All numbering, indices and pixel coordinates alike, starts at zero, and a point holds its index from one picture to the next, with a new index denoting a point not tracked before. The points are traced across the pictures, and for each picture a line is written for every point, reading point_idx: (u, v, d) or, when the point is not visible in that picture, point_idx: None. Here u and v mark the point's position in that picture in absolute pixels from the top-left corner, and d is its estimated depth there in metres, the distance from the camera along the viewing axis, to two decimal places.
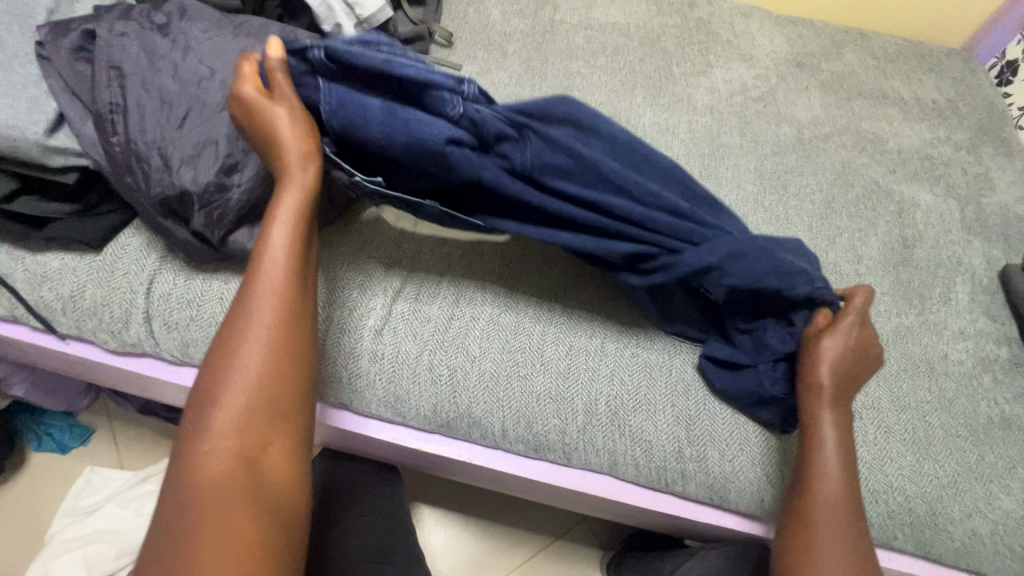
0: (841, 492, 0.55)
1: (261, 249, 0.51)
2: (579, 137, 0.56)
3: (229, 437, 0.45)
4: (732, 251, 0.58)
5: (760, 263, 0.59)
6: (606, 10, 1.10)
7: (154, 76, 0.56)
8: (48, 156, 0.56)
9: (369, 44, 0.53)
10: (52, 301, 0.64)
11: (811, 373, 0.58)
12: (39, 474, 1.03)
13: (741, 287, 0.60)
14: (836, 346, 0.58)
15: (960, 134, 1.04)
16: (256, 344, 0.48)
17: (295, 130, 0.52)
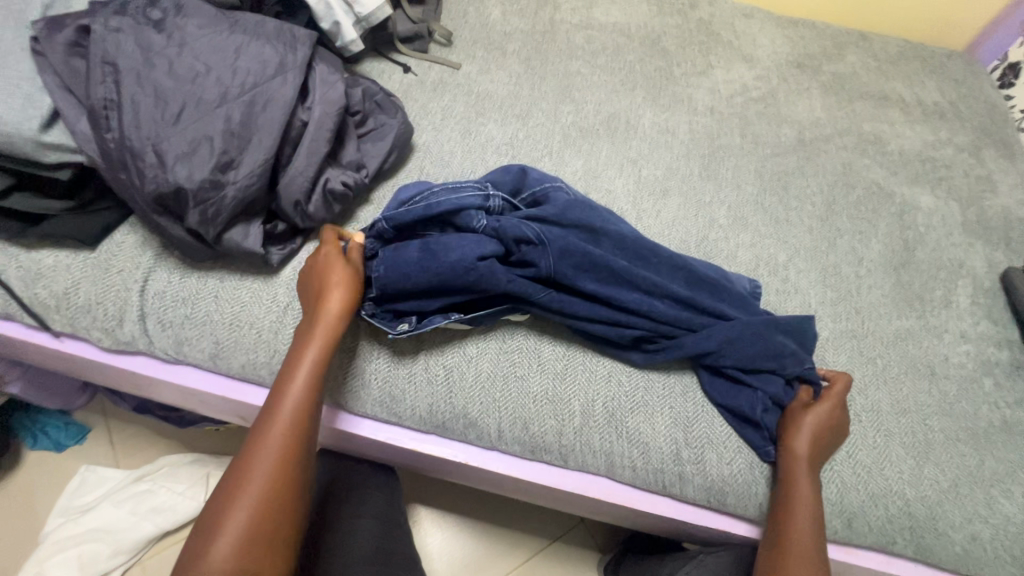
0: (811, 551, 0.56)
1: (285, 380, 0.56)
2: (590, 239, 0.67)
3: (226, 562, 0.47)
4: (727, 338, 0.65)
5: (751, 346, 0.65)
6: (607, 11, 1.10)
7: (150, 72, 0.56)
8: (42, 152, 0.56)
9: (414, 197, 0.68)
10: (45, 298, 0.64)
11: (791, 440, 0.61)
12: (32, 472, 1.02)
13: (737, 369, 0.65)
14: (814, 418, 0.62)
15: (962, 136, 1.03)
16: (269, 466, 0.52)
17: (339, 281, 0.60)
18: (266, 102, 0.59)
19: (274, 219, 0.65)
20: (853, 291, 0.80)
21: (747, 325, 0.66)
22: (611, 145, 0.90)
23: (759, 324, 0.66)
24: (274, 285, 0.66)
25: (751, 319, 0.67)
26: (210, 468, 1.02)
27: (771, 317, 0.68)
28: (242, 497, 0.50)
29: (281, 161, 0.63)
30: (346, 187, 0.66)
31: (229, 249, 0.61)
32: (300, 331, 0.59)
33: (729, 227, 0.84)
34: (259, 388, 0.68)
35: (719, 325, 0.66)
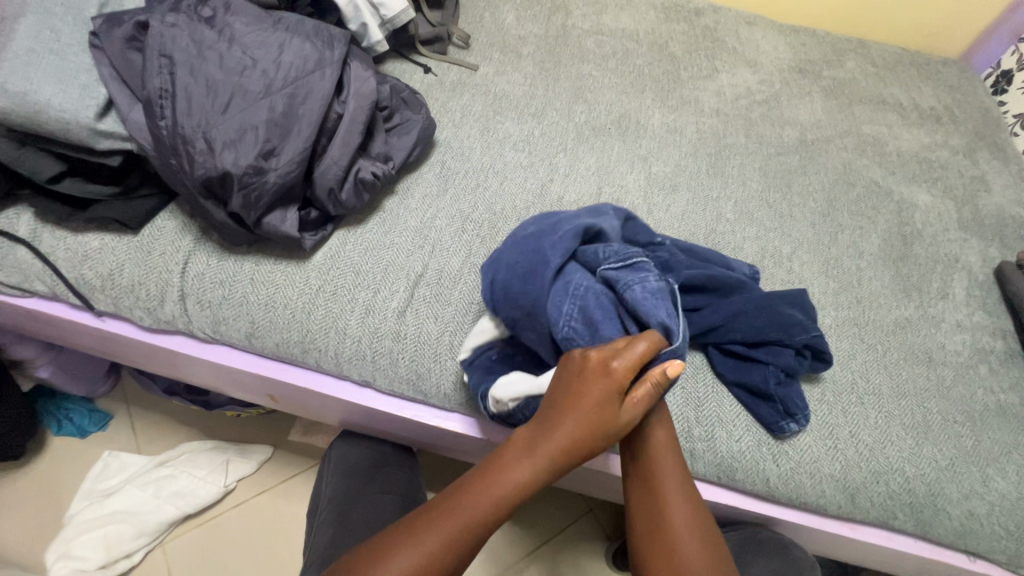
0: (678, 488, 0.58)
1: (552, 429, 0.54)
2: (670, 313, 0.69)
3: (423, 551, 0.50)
4: (733, 312, 0.68)
5: (757, 318, 0.68)
6: (616, 17, 1.14)
7: (202, 64, 0.60)
8: (96, 139, 0.59)
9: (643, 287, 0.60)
10: (91, 279, 0.67)
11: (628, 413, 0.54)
12: (57, 457, 1.04)
13: (746, 341, 0.68)
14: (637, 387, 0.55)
15: (957, 138, 1.08)
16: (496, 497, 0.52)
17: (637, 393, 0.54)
18: (306, 95, 0.63)
19: (308, 206, 0.69)
20: (854, 282, 0.84)
21: (751, 297, 0.69)
22: (622, 143, 0.94)
23: (762, 298, 0.69)
24: (306, 268, 0.69)
25: (755, 293, 0.70)
26: (230, 455, 1.05)
27: (774, 291, 0.71)
28: (457, 516, 0.51)
29: (317, 151, 0.67)
30: (375, 177, 0.70)
31: (268, 233, 0.65)
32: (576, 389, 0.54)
33: (736, 221, 0.88)
34: (291, 366, 0.71)
35: (724, 301, 0.69)
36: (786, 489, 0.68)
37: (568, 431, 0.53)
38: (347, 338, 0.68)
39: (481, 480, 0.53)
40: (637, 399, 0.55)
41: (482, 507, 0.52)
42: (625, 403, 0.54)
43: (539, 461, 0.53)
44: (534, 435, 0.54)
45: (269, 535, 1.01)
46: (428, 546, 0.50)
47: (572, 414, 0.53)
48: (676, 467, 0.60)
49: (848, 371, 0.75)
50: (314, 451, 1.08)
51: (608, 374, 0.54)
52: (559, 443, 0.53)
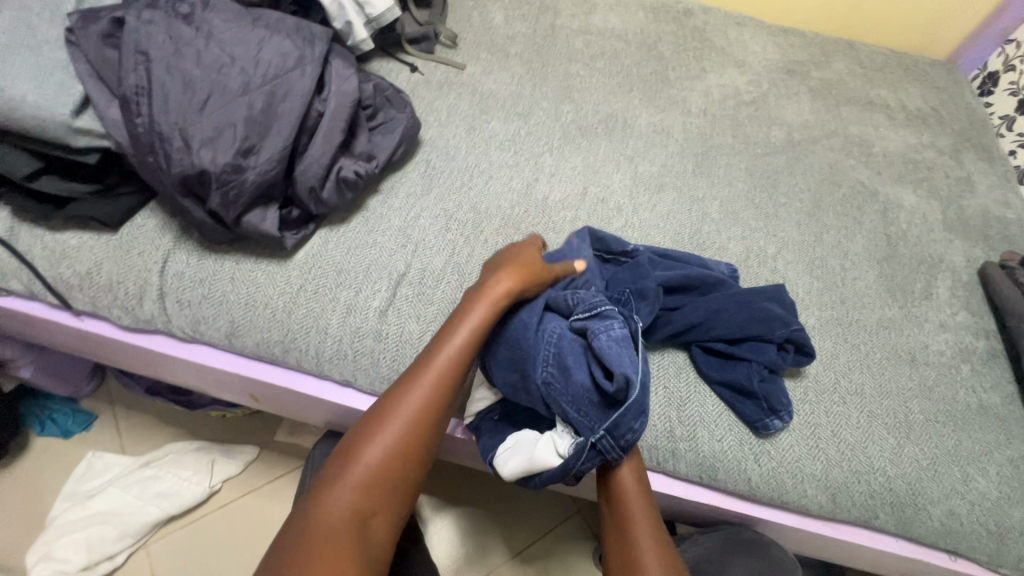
0: (650, 537, 0.59)
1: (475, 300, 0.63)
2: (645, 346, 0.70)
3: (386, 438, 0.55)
4: (713, 310, 0.69)
5: (737, 314, 0.69)
6: (605, 17, 1.14)
7: (178, 61, 0.60)
8: (73, 136, 0.59)
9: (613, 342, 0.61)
10: (69, 278, 0.67)
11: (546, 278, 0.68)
12: (40, 458, 1.03)
13: (728, 338, 0.69)
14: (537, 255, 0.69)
15: (943, 139, 1.08)
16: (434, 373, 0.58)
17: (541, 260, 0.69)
18: (285, 93, 0.63)
19: (289, 205, 0.69)
20: (839, 282, 0.84)
21: (730, 295, 0.70)
22: (609, 143, 0.94)
23: (741, 295, 0.70)
24: (287, 267, 0.69)
25: (733, 291, 0.71)
26: (215, 455, 1.04)
27: (752, 288, 0.72)
28: (405, 398, 0.57)
29: (298, 149, 0.66)
30: (358, 176, 0.70)
31: (248, 231, 0.64)
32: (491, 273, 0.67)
33: (722, 221, 0.88)
34: (272, 366, 0.71)
35: (704, 299, 0.71)
36: (768, 489, 0.68)
37: (479, 304, 0.63)
38: (328, 338, 0.67)
39: (420, 369, 0.59)
40: (528, 263, 0.67)
41: (428, 386, 0.58)
42: (519, 265, 0.66)
43: (464, 334, 0.61)
44: (462, 312, 0.63)
45: (254, 536, 1.00)
46: (391, 428, 0.56)
47: (497, 281, 0.65)
48: (646, 512, 0.61)
49: (832, 370, 0.75)
50: (300, 451, 1.08)
51: (499, 259, 0.69)
52: (476, 315, 0.62)
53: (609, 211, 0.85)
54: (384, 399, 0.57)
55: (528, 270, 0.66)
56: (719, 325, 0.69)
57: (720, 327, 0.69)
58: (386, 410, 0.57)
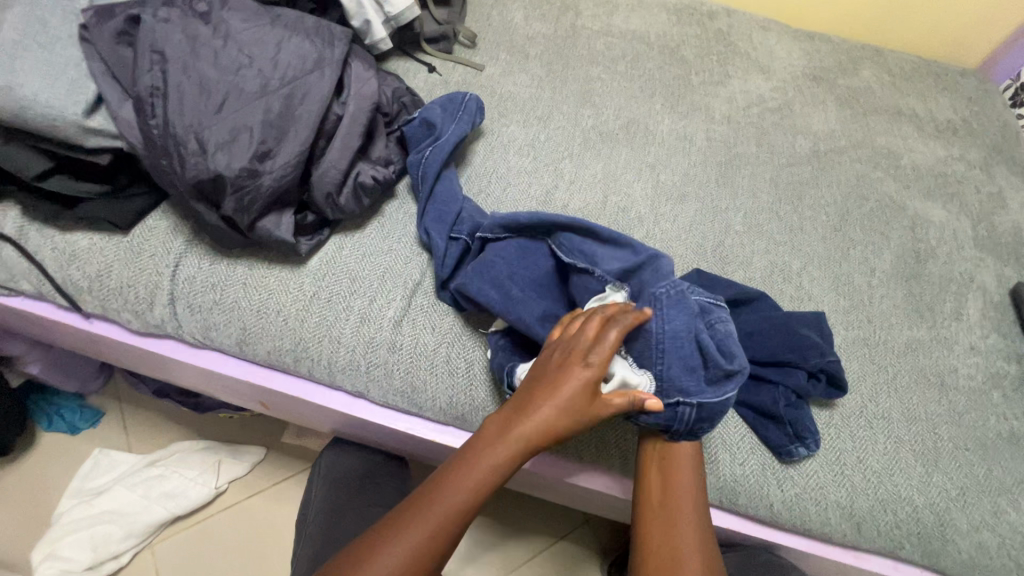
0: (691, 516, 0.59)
1: (542, 391, 0.54)
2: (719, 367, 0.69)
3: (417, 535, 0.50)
4: (748, 331, 0.69)
5: (773, 338, 0.68)
6: (627, 18, 1.12)
7: (195, 62, 0.58)
8: (84, 136, 0.57)
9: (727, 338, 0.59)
10: (79, 280, 0.65)
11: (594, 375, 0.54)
12: (46, 454, 1.03)
13: (760, 361, 0.68)
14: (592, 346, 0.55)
15: (974, 153, 1.05)
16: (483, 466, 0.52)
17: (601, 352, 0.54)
18: (303, 96, 0.61)
19: (305, 210, 0.67)
20: (865, 300, 0.82)
21: (769, 318, 0.69)
22: (630, 149, 0.91)
23: (774, 321, 0.69)
24: (301, 274, 0.67)
25: (777, 315, 0.70)
26: (222, 456, 1.03)
27: (792, 313, 0.71)
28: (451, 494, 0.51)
29: (315, 153, 0.65)
30: (375, 181, 0.68)
31: (262, 237, 0.63)
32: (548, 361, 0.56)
33: (745, 233, 0.85)
34: (284, 374, 0.69)
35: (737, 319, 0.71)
36: (791, 515, 0.66)
37: (546, 397, 0.53)
38: (341, 347, 0.66)
39: (414, 513, 0.51)
40: (579, 407, 0.53)
41: (418, 540, 0.50)
42: (571, 364, 0.54)
43: (472, 481, 0.52)
44: (519, 399, 0.55)
45: (261, 538, 0.99)
46: (424, 525, 0.50)
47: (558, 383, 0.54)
48: (691, 494, 0.60)
49: (857, 393, 0.73)
50: (307, 454, 1.06)
51: (560, 343, 0.57)
52: (534, 412, 0.53)
53: (629, 221, 0.83)
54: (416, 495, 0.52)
55: (572, 412, 0.53)
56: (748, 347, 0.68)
57: (755, 351, 0.68)
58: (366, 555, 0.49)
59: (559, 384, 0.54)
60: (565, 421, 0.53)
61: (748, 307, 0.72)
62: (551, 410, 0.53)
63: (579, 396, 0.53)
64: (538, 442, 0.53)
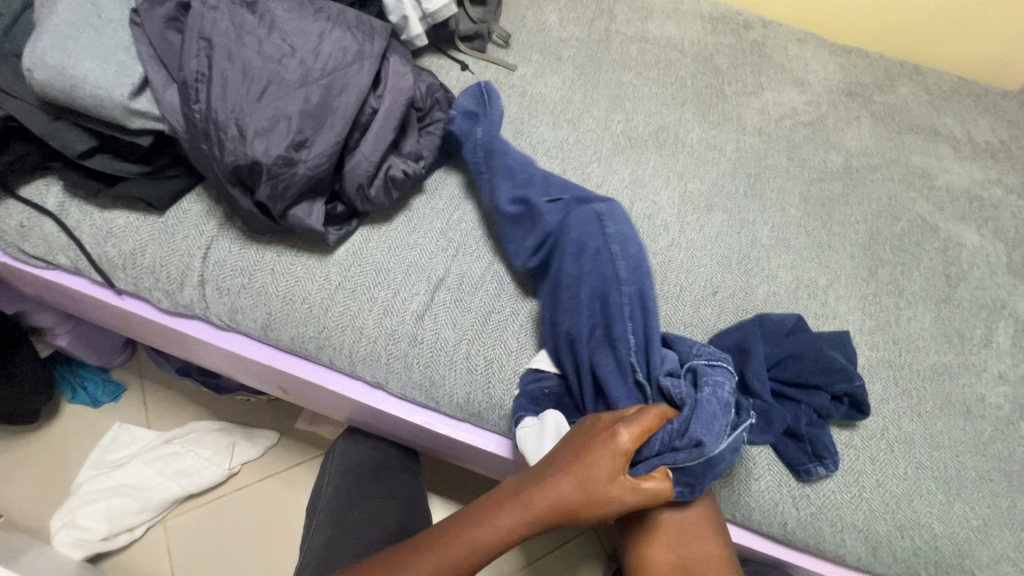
0: (683, 547, 0.58)
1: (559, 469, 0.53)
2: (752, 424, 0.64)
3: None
4: (776, 351, 0.68)
5: (801, 360, 0.67)
6: (662, 24, 1.11)
7: (240, 49, 0.59)
8: (130, 118, 0.59)
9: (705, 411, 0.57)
10: (114, 257, 0.67)
11: (613, 462, 0.52)
12: (70, 425, 1.05)
13: (784, 380, 0.68)
14: (624, 440, 0.53)
15: (1012, 177, 1.02)
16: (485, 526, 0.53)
17: (625, 445, 0.53)
18: (342, 87, 0.62)
19: (335, 200, 0.68)
20: (892, 321, 0.80)
21: (800, 340, 0.69)
22: (659, 156, 0.91)
23: (799, 341, 0.68)
24: (327, 262, 0.68)
25: (806, 336, 0.69)
26: (237, 438, 1.04)
27: (819, 335, 0.70)
28: (451, 544, 0.53)
29: (350, 145, 0.66)
30: (406, 175, 0.69)
31: (293, 225, 0.64)
32: (573, 441, 0.55)
33: (772, 247, 0.84)
34: (306, 361, 0.70)
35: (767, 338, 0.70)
36: (805, 534, 0.65)
37: (566, 477, 0.53)
38: (363, 337, 0.66)
39: (411, 556, 0.53)
40: (595, 475, 0.52)
41: None
42: (594, 451, 0.53)
43: (474, 535, 0.53)
44: (539, 471, 0.55)
45: (269, 521, 1.00)
46: (423, 568, 0.52)
47: (577, 467, 0.53)
48: (682, 526, 0.59)
49: (879, 415, 0.71)
50: (319, 441, 1.07)
51: (590, 430, 0.56)
52: (554, 485, 0.53)
53: (654, 229, 0.82)
54: (420, 539, 0.55)
55: (594, 491, 0.52)
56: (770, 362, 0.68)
57: (783, 371, 0.67)
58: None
59: (584, 455, 0.53)
60: (587, 495, 0.52)
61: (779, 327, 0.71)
62: (573, 480, 0.52)
63: (603, 468, 0.52)
64: (552, 513, 0.53)
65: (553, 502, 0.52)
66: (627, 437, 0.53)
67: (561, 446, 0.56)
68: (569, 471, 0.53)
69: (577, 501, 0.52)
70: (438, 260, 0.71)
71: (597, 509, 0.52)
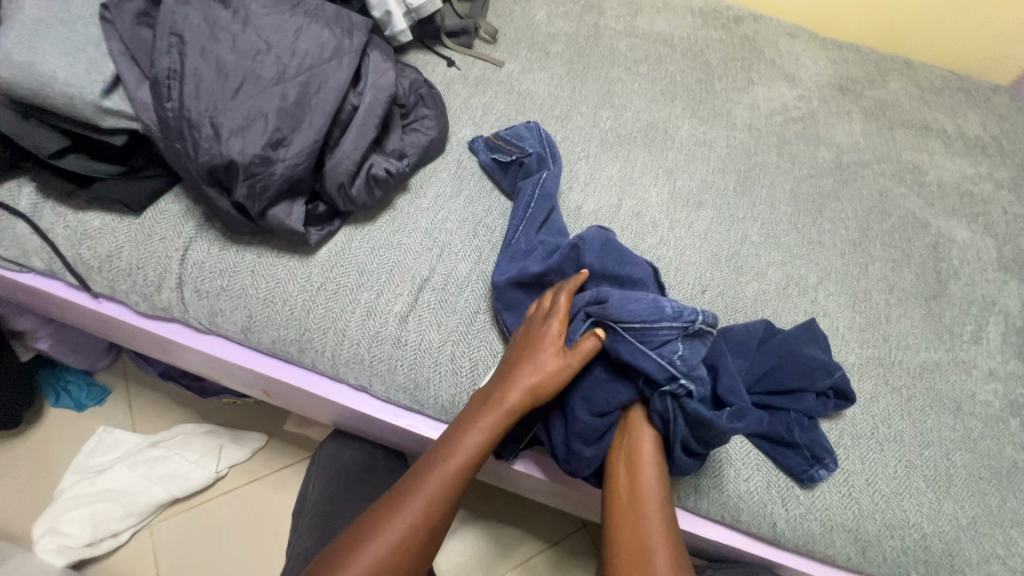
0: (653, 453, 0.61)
1: (522, 362, 0.59)
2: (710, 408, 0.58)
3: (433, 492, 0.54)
4: (757, 368, 0.67)
5: (784, 369, 0.66)
6: (651, 19, 1.10)
7: (213, 46, 0.58)
8: (101, 116, 0.57)
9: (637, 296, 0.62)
10: (89, 259, 0.65)
11: (554, 329, 0.60)
12: (53, 429, 1.04)
13: (770, 393, 0.67)
14: (553, 323, 0.61)
15: (1002, 172, 1.02)
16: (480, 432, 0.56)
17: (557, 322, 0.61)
18: (320, 85, 0.60)
19: (316, 200, 0.67)
20: (882, 318, 0.80)
21: (773, 348, 0.68)
22: (648, 153, 0.90)
23: (773, 352, 0.68)
24: (310, 264, 0.67)
25: (777, 344, 0.68)
26: (224, 440, 1.03)
27: (789, 335, 0.69)
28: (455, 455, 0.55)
29: (330, 143, 0.64)
30: (388, 174, 0.67)
31: (272, 225, 0.62)
32: (519, 339, 0.62)
33: (761, 244, 0.84)
34: (288, 364, 0.69)
35: (746, 354, 0.68)
36: (794, 535, 0.64)
37: (527, 366, 0.58)
38: (345, 340, 0.65)
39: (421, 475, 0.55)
40: (547, 355, 0.59)
41: (425, 502, 0.53)
42: (540, 338, 0.60)
43: (472, 442, 0.56)
44: (505, 369, 0.59)
45: (257, 523, 0.99)
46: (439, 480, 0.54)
47: (534, 351, 0.59)
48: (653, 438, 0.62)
49: (869, 413, 0.71)
50: (307, 443, 1.06)
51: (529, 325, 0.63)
52: (522, 374, 0.58)
53: (643, 226, 0.81)
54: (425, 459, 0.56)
55: (553, 372, 0.59)
56: (753, 379, 0.67)
57: (763, 386, 0.67)
58: (352, 547, 0.51)
59: (532, 345, 0.60)
60: (549, 371, 0.58)
61: (756, 337, 0.69)
62: (536, 365, 0.58)
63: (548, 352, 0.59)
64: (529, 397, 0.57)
65: (525, 386, 0.57)
66: (556, 316, 0.61)
67: (513, 347, 0.62)
68: (529, 360, 0.59)
69: (545, 379, 0.58)
70: (423, 260, 0.70)
71: (559, 378, 0.59)
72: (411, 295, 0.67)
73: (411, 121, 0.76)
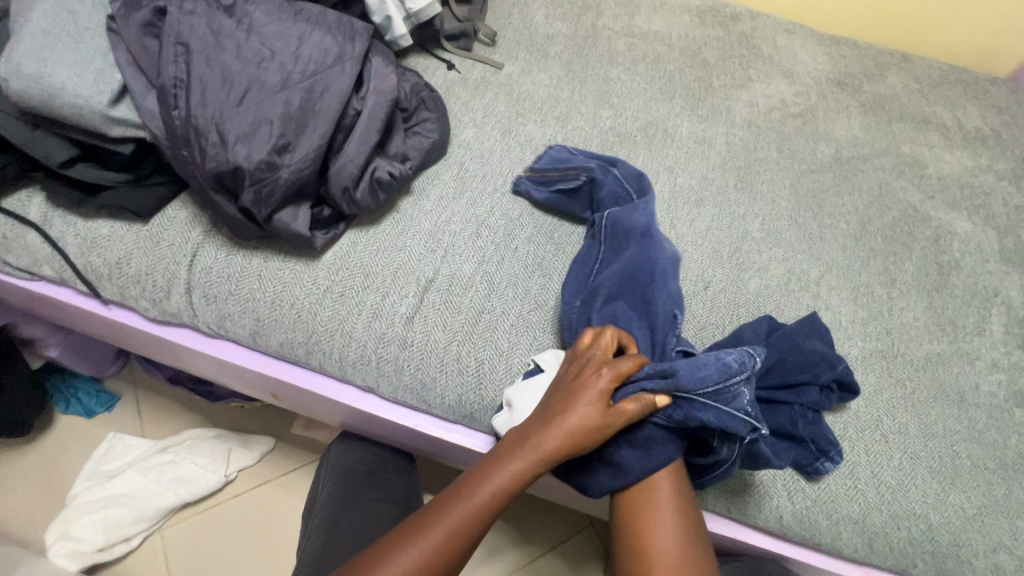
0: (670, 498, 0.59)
1: (562, 412, 0.55)
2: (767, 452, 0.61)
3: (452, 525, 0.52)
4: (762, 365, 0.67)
5: (787, 363, 0.67)
6: (649, 19, 1.10)
7: (218, 54, 0.59)
8: (109, 125, 0.58)
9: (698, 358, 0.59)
10: (99, 266, 0.66)
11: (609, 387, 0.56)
12: (63, 435, 1.05)
13: (775, 387, 0.67)
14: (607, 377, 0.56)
15: (1002, 163, 1.02)
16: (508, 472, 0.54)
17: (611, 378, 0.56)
18: (323, 90, 0.61)
19: (321, 204, 0.68)
20: (884, 311, 0.80)
21: (774, 344, 0.68)
22: (648, 151, 0.90)
23: (777, 346, 0.68)
24: (316, 267, 0.68)
25: (777, 339, 0.69)
26: (232, 444, 1.04)
27: (789, 330, 0.70)
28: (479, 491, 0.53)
29: (334, 148, 0.65)
30: (392, 177, 0.68)
31: (278, 230, 0.63)
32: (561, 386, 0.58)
33: (763, 240, 0.84)
34: (296, 367, 0.70)
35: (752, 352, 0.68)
36: (801, 528, 0.65)
37: (567, 417, 0.54)
38: (352, 342, 0.66)
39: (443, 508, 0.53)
40: (592, 410, 0.54)
41: (441, 535, 0.51)
42: (586, 390, 0.56)
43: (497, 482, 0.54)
44: (541, 415, 0.56)
45: (267, 526, 1.00)
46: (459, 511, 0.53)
47: (576, 403, 0.55)
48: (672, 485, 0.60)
49: (872, 406, 0.71)
50: (315, 446, 1.07)
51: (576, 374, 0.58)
52: (558, 424, 0.54)
53: None
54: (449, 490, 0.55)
55: (595, 427, 0.54)
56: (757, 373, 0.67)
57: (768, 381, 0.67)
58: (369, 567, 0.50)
59: (576, 396, 0.55)
60: (589, 427, 0.54)
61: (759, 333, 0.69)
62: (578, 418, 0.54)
63: (595, 410, 0.55)
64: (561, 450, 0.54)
65: (559, 437, 0.54)
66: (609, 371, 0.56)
67: (554, 392, 0.58)
68: (570, 411, 0.55)
69: (584, 435, 0.54)
70: (428, 262, 0.70)
71: (598, 436, 0.55)
72: (416, 296, 0.68)
73: (412, 124, 0.77)
